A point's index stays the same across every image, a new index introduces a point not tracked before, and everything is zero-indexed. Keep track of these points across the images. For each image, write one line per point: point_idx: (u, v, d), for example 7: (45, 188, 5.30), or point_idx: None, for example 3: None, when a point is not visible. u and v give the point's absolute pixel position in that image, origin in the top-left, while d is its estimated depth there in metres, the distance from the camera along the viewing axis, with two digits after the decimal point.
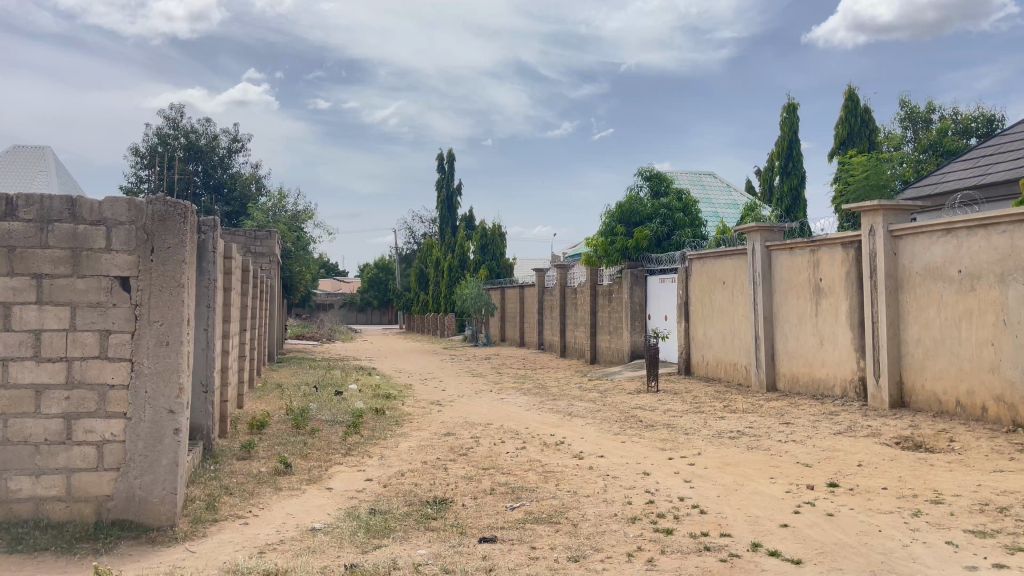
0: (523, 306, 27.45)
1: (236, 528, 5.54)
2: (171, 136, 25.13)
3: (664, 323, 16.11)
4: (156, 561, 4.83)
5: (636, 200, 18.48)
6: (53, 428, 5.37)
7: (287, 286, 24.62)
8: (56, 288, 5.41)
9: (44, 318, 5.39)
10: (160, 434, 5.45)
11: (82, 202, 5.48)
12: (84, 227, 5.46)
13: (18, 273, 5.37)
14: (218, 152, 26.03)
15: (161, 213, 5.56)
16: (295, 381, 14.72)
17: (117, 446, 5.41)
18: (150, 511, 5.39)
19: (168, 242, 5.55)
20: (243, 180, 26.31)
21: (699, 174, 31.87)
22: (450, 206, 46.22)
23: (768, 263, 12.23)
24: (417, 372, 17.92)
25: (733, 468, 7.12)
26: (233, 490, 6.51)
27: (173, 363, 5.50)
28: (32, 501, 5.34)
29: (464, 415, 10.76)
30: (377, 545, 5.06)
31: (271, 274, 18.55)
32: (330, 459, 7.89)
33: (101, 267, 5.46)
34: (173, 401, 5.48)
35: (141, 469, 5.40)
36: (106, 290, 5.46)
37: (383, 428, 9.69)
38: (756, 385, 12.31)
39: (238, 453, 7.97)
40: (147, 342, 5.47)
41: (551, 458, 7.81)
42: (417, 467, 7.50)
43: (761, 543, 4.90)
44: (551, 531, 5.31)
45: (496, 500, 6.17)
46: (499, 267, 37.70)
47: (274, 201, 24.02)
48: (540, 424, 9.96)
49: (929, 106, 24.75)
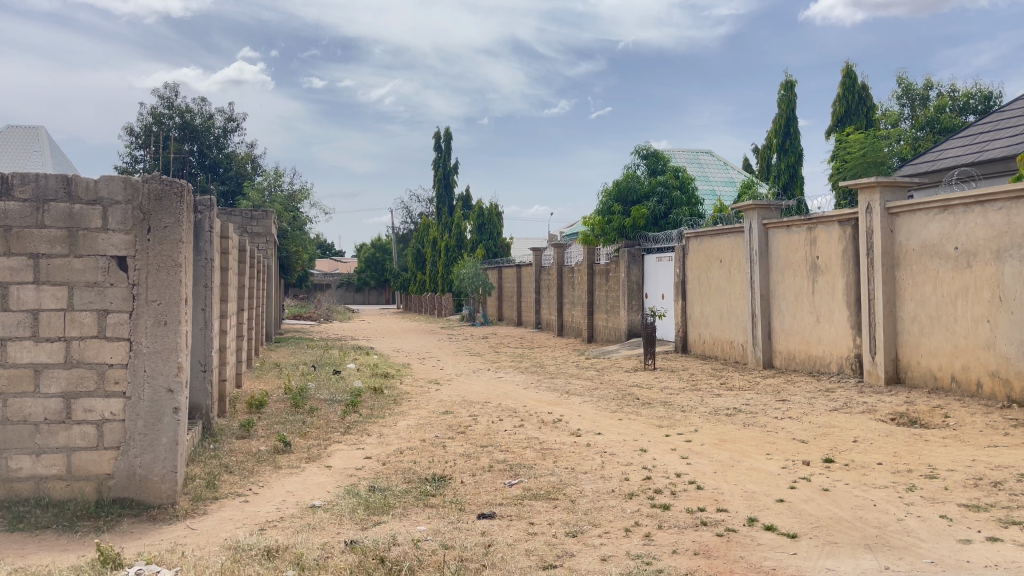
0: (520, 285, 27.49)
1: (237, 506, 5.58)
2: (166, 116, 24.97)
3: (661, 302, 16.12)
4: (157, 539, 4.87)
5: (633, 178, 18.50)
6: (53, 407, 5.39)
7: (284, 266, 24.61)
8: (52, 268, 5.41)
9: (41, 298, 5.39)
10: (160, 413, 5.46)
11: (77, 180, 5.45)
12: (80, 206, 5.45)
13: (14, 253, 5.37)
14: (213, 131, 25.83)
15: (156, 191, 5.54)
16: (294, 361, 14.75)
17: (117, 425, 5.43)
18: (151, 489, 5.42)
19: (165, 220, 5.54)
20: (238, 160, 26.20)
21: (696, 153, 31.75)
22: (447, 184, 46.10)
23: (765, 241, 12.23)
24: (414, 352, 17.95)
25: (730, 444, 7.18)
26: (232, 468, 6.55)
27: (172, 342, 5.50)
28: (32, 480, 5.36)
29: (462, 394, 10.81)
30: (376, 522, 5.10)
31: (269, 254, 18.49)
32: (329, 438, 7.92)
33: (98, 247, 5.45)
34: (172, 379, 5.50)
35: (141, 448, 5.42)
36: (103, 270, 5.46)
37: (381, 407, 9.71)
38: (753, 363, 12.37)
39: (236, 432, 8.00)
40: (145, 321, 5.48)
41: (548, 436, 7.85)
42: (415, 445, 7.53)
43: (757, 518, 4.95)
44: (549, 507, 5.35)
45: (495, 477, 6.22)
46: (497, 247, 37.75)
47: (271, 179, 23.89)
48: (538, 403, 10.03)
49: (927, 83, 24.71)
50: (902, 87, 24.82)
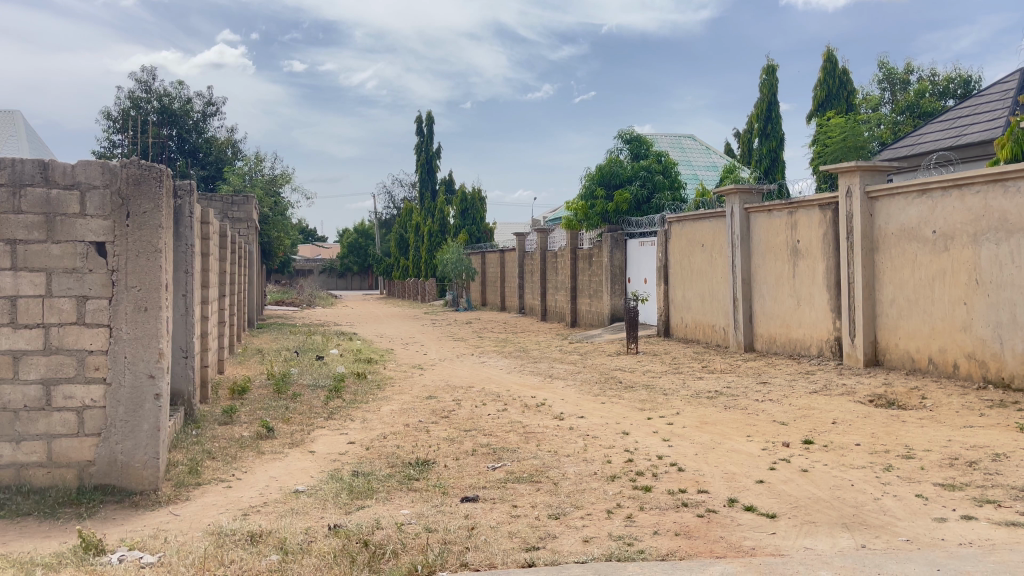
0: (503, 271, 27.53)
1: (220, 491, 5.58)
2: (144, 100, 24.61)
3: (644, 286, 16.20)
4: (139, 525, 4.86)
5: (616, 162, 18.55)
6: (32, 394, 5.34)
7: (266, 252, 24.52)
8: (30, 254, 5.36)
9: (19, 284, 5.34)
10: (141, 400, 5.44)
11: (54, 165, 5.39)
12: (57, 191, 5.38)
13: None
14: (193, 115, 25.58)
15: (135, 175, 5.48)
16: (276, 346, 14.70)
17: (98, 412, 5.40)
18: (132, 476, 5.41)
19: (144, 206, 5.49)
20: (218, 144, 25.98)
21: (678, 137, 31.78)
22: (429, 169, 45.84)
23: (746, 226, 12.28)
24: (398, 337, 17.92)
25: (711, 426, 7.24)
26: (215, 454, 6.53)
27: (153, 328, 5.48)
28: (13, 467, 5.32)
29: (445, 379, 10.85)
30: (360, 506, 5.12)
31: (251, 240, 18.41)
32: (312, 423, 7.91)
33: (76, 233, 5.39)
34: (153, 365, 5.47)
35: (122, 434, 5.40)
36: (81, 256, 5.40)
37: (364, 392, 9.70)
38: (734, 346, 12.47)
39: (219, 418, 7.97)
40: (125, 308, 5.44)
41: (531, 420, 7.88)
42: (399, 429, 7.54)
43: (737, 498, 5.01)
44: (532, 490, 5.38)
45: (478, 461, 6.25)
46: (480, 232, 37.73)
47: (251, 164, 23.66)
48: (521, 387, 10.07)
49: (908, 67, 24.84)
50: (883, 71, 24.92)
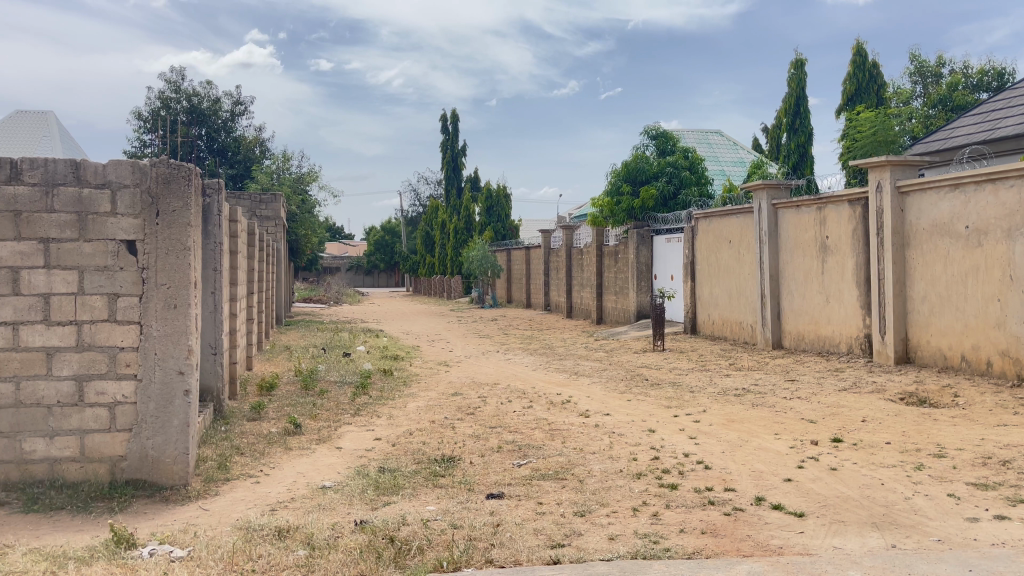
0: (529, 268, 27.51)
1: (248, 487, 5.64)
2: (174, 100, 24.97)
3: (671, 283, 16.10)
4: (170, 519, 4.93)
5: (642, 158, 18.45)
6: (66, 391, 5.43)
7: (293, 250, 24.74)
8: (62, 252, 5.44)
9: (52, 282, 5.42)
10: (171, 396, 5.52)
11: (86, 165, 5.47)
12: (89, 190, 5.47)
13: (25, 238, 5.39)
14: (221, 114, 25.85)
15: (164, 174, 5.55)
16: (304, 343, 14.83)
17: (129, 408, 5.49)
18: (163, 470, 5.49)
19: (173, 205, 5.56)
20: (246, 143, 26.21)
21: (705, 132, 31.55)
22: (455, 167, 45.92)
23: (774, 222, 12.15)
24: (424, 334, 17.98)
25: (738, 424, 7.18)
26: (244, 450, 6.61)
27: (182, 325, 5.55)
28: (46, 462, 5.41)
29: (470, 375, 10.88)
30: (386, 502, 5.15)
31: (279, 238, 18.58)
32: (338, 420, 7.96)
33: (107, 231, 5.48)
34: (182, 362, 5.55)
35: (153, 430, 5.49)
36: (112, 254, 5.49)
37: (391, 388, 9.76)
38: (762, 343, 12.36)
39: (249, 414, 8.07)
40: (155, 305, 5.52)
41: (557, 417, 7.87)
42: (424, 426, 7.57)
43: (764, 497, 4.96)
44: (557, 487, 5.38)
45: (503, 458, 6.25)
46: (505, 229, 37.72)
47: (278, 163, 23.86)
48: (546, 384, 10.05)
49: (940, 60, 24.44)
50: (914, 64, 24.53)
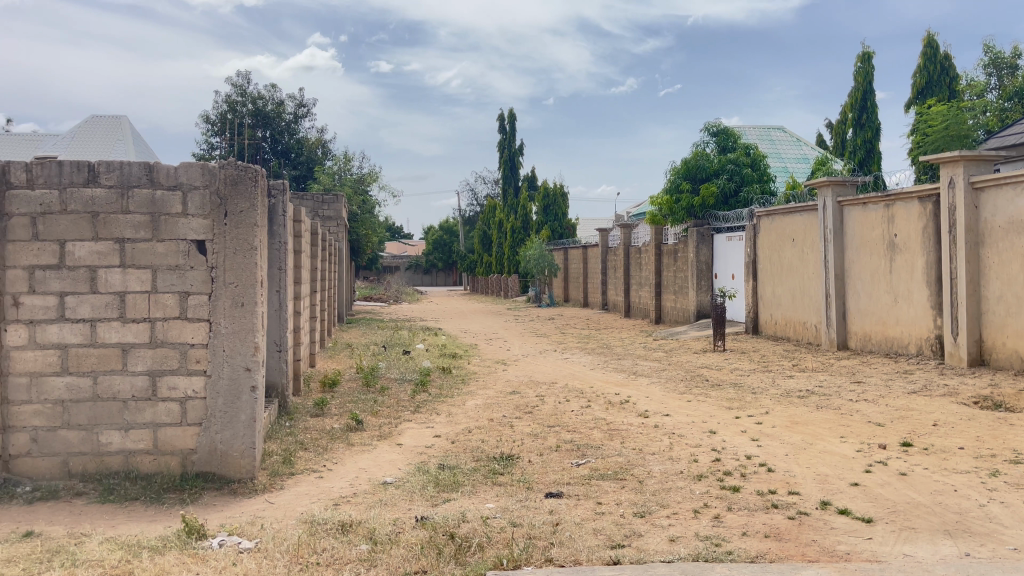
0: (586, 267, 27.40)
1: (312, 481, 5.76)
2: (240, 103, 25.68)
3: (732, 282, 15.85)
4: (238, 511, 5.07)
5: (702, 155, 18.19)
6: (140, 385, 5.63)
7: (354, 249, 25.15)
8: (137, 252, 5.64)
9: (127, 281, 5.63)
10: (238, 391, 5.68)
11: (159, 167, 5.66)
12: (161, 192, 5.66)
13: (101, 238, 5.60)
14: (285, 117, 26.42)
15: (232, 176, 5.71)
16: (364, 341, 15.06)
17: (199, 402, 5.66)
18: (231, 464, 5.66)
19: (240, 206, 5.71)
20: (309, 144, 26.70)
21: (767, 128, 30.94)
22: (512, 166, 46.03)
23: (840, 220, 11.85)
24: (482, 333, 18.08)
25: (803, 426, 7.03)
26: (308, 445, 6.75)
27: (249, 322, 5.70)
28: (122, 454, 5.62)
29: (529, 374, 10.90)
30: (446, 499, 5.20)
31: (340, 238, 18.91)
32: (399, 417, 8.07)
33: (179, 232, 5.67)
34: (250, 358, 5.70)
35: (221, 424, 5.65)
36: (184, 253, 5.67)
37: (450, 386, 9.85)
38: (827, 344, 12.07)
39: (312, 410, 8.24)
40: (223, 303, 5.68)
41: (616, 417, 7.83)
42: (483, 424, 7.62)
43: (830, 501, 4.85)
44: (616, 487, 5.36)
45: (562, 457, 6.25)
46: (562, 228, 37.63)
47: (340, 164, 24.27)
48: (605, 384, 10.01)
49: (1017, 51, 23.47)
50: (989, 56, 23.61)
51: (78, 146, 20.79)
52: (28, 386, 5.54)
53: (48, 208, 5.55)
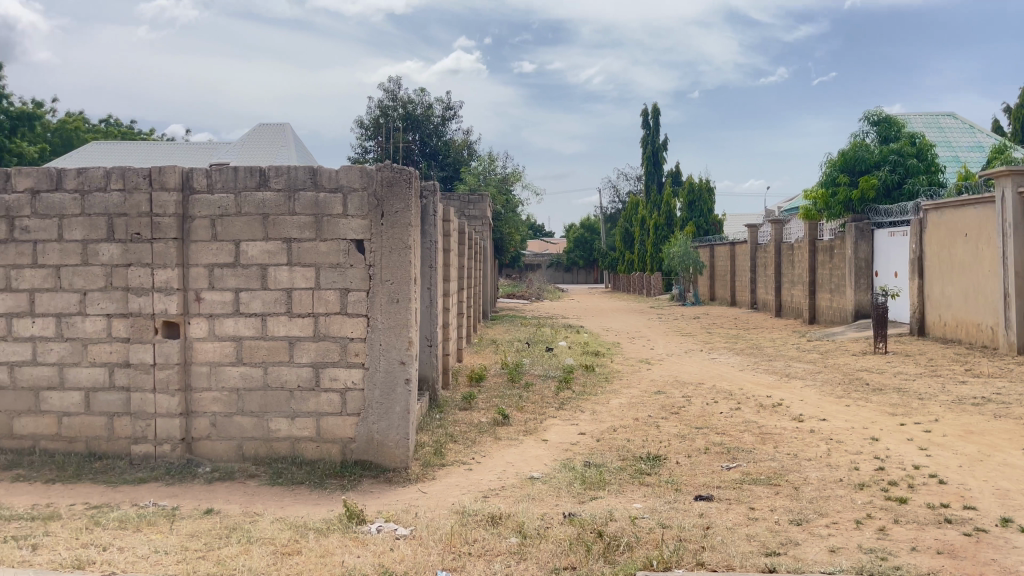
0: (734, 265, 26.57)
1: (462, 473, 5.93)
2: (391, 108, 26.82)
3: (894, 280, 14.88)
4: (394, 499, 5.30)
5: (862, 146, 17.17)
6: (305, 376, 5.98)
7: (498, 248, 25.60)
8: (302, 251, 6.00)
9: (294, 278, 6.00)
10: (393, 384, 5.92)
11: (322, 171, 5.99)
12: (324, 194, 5.98)
13: (271, 238, 6.00)
14: (433, 119, 27.28)
15: (388, 178, 5.95)
16: (509, 338, 15.32)
17: (357, 394, 5.95)
18: (387, 453, 5.91)
19: (396, 206, 5.95)
20: (455, 146, 27.42)
21: (934, 116, 28.84)
22: (656, 162, 45.35)
23: (1021, 213, 10.85)
24: (625, 331, 17.94)
25: (978, 437, 6.50)
26: (457, 437, 6.95)
27: (404, 318, 5.94)
28: (289, 440, 6.00)
29: (675, 374, 10.71)
30: (593, 497, 5.20)
31: (485, 236, 19.31)
32: (544, 413, 8.15)
33: (340, 231, 5.97)
34: (404, 352, 5.93)
35: (378, 415, 5.92)
36: (344, 252, 5.98)
37: (594, 384, 9.84)
38: (1005, 348, 11.09)
39: (460, 404, 8.47)
40: (380, 299, 5.95)
41: (768, 420, 7.54)
42: (629, 423, 7.55)
43: (1012, 518, 4.46)
44: (770, 493, 5.16)
45: (711, 460, 6.10)
46: (708, 225, 36.66)
47: (485, 164, 24.78)
48: (755, 385, 9.67)
49: None
50: None
51: (247, 153, 22.40)
52: (208, 374, 6.02)
53: (225, 210, 6.01)
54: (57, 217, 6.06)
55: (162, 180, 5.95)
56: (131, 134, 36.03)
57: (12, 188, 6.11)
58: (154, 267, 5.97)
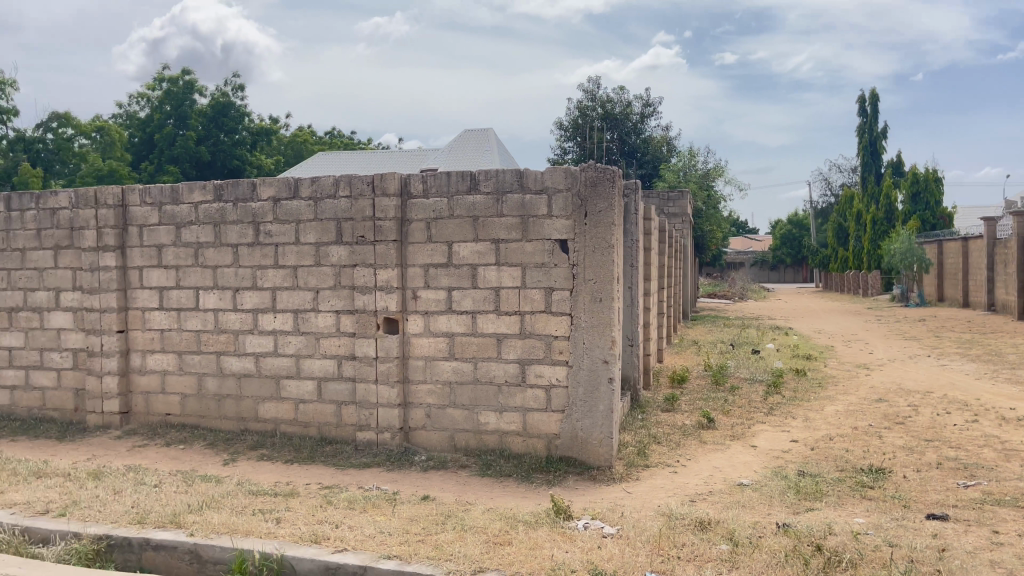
0: (967, 262, 24.07)
1: (667, 475, 5.84)
2: (590, 108, 26.97)
3: None
4: (599, 497, 5.33)
5: None
6: (512, 372, 6.16)
7: (699, 246, 24.95)
8: (509, 251, 6.18)
9: (501, 277, 6.19)
10: (597, 382, 5.95)
11: (528, 173, 6.13)
12: (530, 196, 6.12)
13: (480, 239, 6.24)
14: (632, 117, 27.10)
15: (592, 178, 5.97)
16: (711, 339, 14.88)
17: (562, 391, 6.04)
18: (591, 451, 5.96)
19: (599, 206, 5.96)
20: (655, 143, 27.08)
21: None
22: (873, 151, 42.18)
23: None
24: (838, 334, 16.82)
25: None
26: (661, 439, 6.85)
27: (607, 317, 5.94)
28: (497, 433, 6.21)
29: (898, 381, 9.89)
30: (809, 508, 4.92)
31: (686, 234, 18.89)
32: (752, 418, 7.83)
33: (545, 231, 6.09)
34: (607, 351, 5.94)
35: (582, 413, 5.97)
36: (549, 252, 6.08)
37: (806, 389, 9.32)
38: None
39: (663, 405, 8.35)
40: (584, 298, 5.99)
41: (1012, 436, 6.76)
42: (846, 432, 7.07)
43: None
44: (1018, 517, 4.62)
45: (945, 476, 5.56)
46: (935, 218, 33.51)
47: (685, 159, 24.31)
48: (995, 396, 8.70)
49: None
50: None
51: (454, 158, 23.49)
52: (423, 368, 6.38)
53: (439, 213, 6.33)
54: (295, 223, 6.69)
55: (383, 186, 6.38)
56: (351, 144, 39.01)
57: (258, 197, 6.81)
58: (376, 267, 6.43)
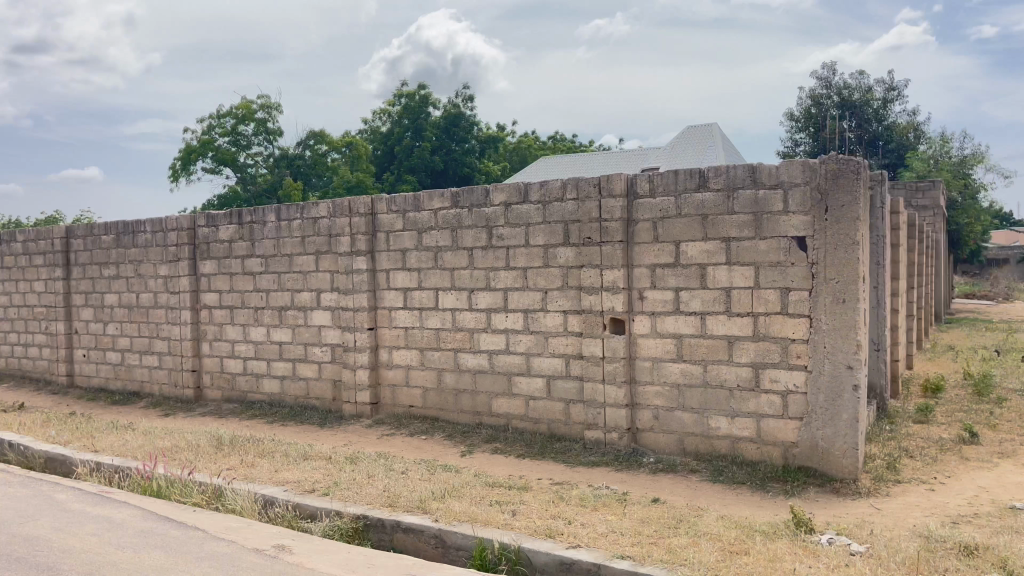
0: None
1: (922, 493, 5.33)
2: (825, 96, 25.28)
3: None
4: (844, 512, 4.99)
5: None
6: (745, 376, 5.93)
7: (953, 241, 22.52)
8: (741, 250, 5.94)
9: (733, 277, 5.97)
10: (840, 389, 5.56)
11: (761, 168, 5.85)
12: (764, 192, 5.84)
13: (710, 238, 6.07)
14: (873, 104, 25.06)
15: (834, 170, 5.57)
16: (970, 344, 13.38)
17: (800, 397, 5.71)
18: (833, 462, 5.59)
19: (842, 200, 5.56)
20: (900, 129, 25.01)
21: None
22: None
23: None
24: None
25: None
26: (914, 453, 6.26)
27: (852, 320, 5.53)
28: (729, 439, 6.01)
29: None
30: None
31: (937, 228, 17.13)
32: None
33: (780, 228, 5.78)
34: (852, 356, 5.53)
35: (823, 421, 5.62)
36: (785, 250, 5.77)
37: None
38: None
39: (915, 416, 7.62)
40: (825, 299, 5.63)
41: None
42: None
43: None
44: None
45: None
46: None
47: (938, 147, 22.50)
48: None
49: None
50: None
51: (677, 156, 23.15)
52: (651, 369, 6.33)
53: (667, 213, 6.24)
54: (525, 226, 6.91)
55: (610, 187, 6.41)
56: (574, 147, 39.69)
57: (490, 202, 7.11)
58: (604, 268, 6.47)
